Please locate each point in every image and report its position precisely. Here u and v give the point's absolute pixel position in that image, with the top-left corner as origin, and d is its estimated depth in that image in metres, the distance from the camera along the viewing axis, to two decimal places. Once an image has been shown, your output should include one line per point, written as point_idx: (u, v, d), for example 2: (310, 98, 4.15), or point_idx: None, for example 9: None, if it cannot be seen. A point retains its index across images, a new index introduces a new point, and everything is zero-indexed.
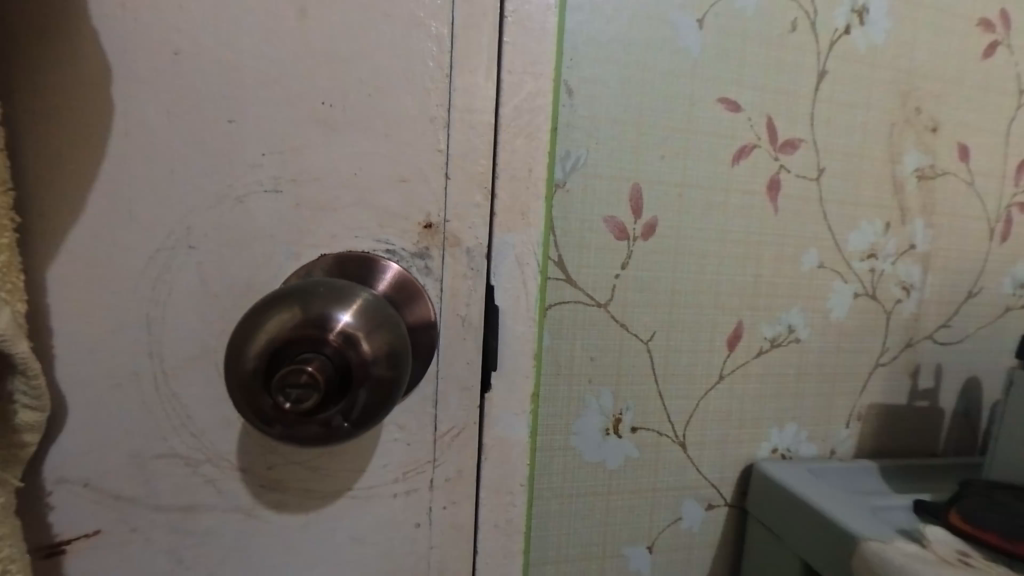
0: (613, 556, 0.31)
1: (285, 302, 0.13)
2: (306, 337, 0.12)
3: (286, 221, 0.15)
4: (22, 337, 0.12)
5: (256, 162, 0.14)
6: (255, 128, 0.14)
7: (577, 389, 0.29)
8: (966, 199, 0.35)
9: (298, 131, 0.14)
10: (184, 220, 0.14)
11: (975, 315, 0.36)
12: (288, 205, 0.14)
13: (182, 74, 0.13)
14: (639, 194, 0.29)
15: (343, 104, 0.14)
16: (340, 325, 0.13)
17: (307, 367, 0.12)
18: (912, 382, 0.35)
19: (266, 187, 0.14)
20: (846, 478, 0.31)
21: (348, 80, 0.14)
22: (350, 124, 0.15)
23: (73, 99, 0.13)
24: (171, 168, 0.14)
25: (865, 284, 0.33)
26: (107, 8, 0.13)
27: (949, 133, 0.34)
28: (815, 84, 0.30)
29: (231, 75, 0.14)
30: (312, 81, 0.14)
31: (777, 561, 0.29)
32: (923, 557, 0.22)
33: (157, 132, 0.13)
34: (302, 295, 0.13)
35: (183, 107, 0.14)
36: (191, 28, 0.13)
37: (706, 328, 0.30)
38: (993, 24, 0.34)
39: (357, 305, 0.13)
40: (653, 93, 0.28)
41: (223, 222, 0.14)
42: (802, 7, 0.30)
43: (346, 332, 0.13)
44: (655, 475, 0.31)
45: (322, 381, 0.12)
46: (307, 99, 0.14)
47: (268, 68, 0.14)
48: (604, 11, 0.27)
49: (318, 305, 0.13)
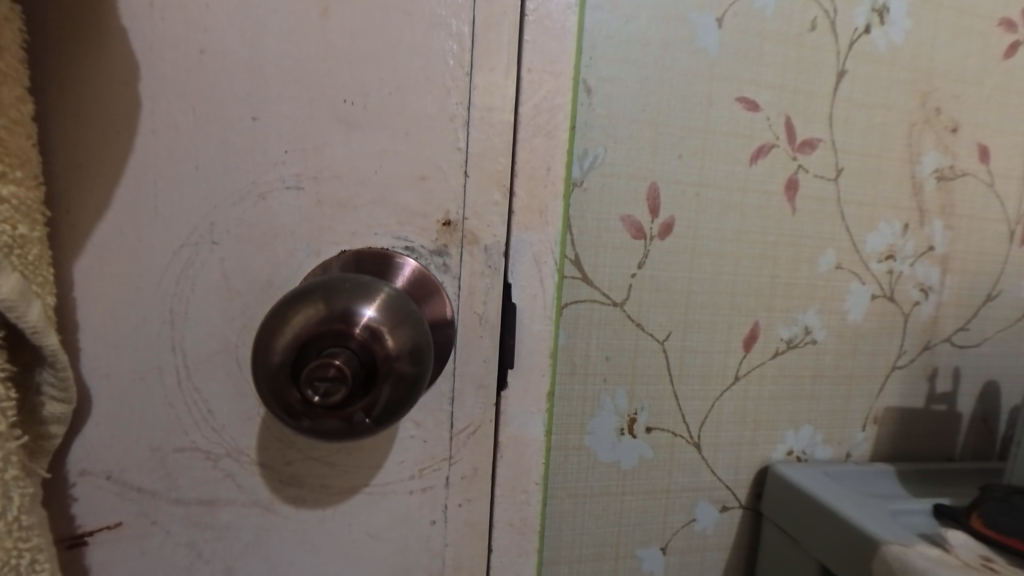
0: (627, 557, 0.31)
1: (310, 296, 0.13)
2: (332, 332, 0.12)
3: (307, 217, 0.15)
4: (51, 330, 0.12)
5: (279, 159, 0.14)
6: (279, 126, 0.14)
7: (592, 388, 0.29)
8: (985, 201, 0.34)
9: (321, 128, 0.14)
10: (208, 217, 0.14)
11: (994, 318, 0.35)
12: (310, 202, 0.15)
13: (208, 72, 0.14)
14: (654, 193, 0.28)
15: (365, 103, 0.15)
16: (365, 320, 0.13)
17: (334, 361, 0.12)
18: (929, 385, 0.35)
19: (289, 184, 0.14)
20: (862, 481, 0.31)
21: (369, 78, 0.14)
22: (371, 121, 0.15)
23: (101, 95, 0.13)
24: (196, 164, 0.14)
25: (883, 286, 0.33)
26: (136, 5, 0.13)
27: (969, 133, 0.33)
28: (834, 84, 0.30)
29: (256, 73, 0.14)
30: (336, 80, 0.14)
31: (792, 565, 0.29)
32: (945, 561, 0.22)
33: (183, 129, 0.14)
34: (328, 290, 0.13)
35: (208, 105, 0.14)
36: (217, 27, 0.14)
37: (722, 328, 0.30)
38: (1015, 24, 0.33)
39: (380, 301, 0.13)
40: (670, 92, 0.28)
41: (247, 219, 0.14)
42: (821, 6, 0.29)
43: (370, 327, 0.13)
44: (669, 476, 0.31)
45: (349, 375, 0.12)
46: (330, 97, 0.14)
47: (292, 66, 0.14)
48: (623, 10, 0.27)
49: (343, 300, 0.13)
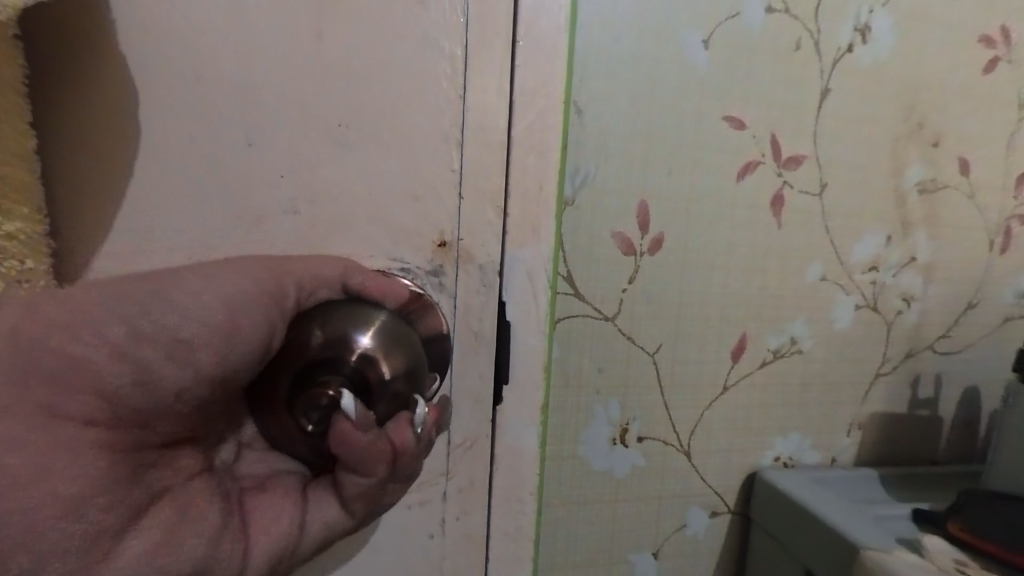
0: (621, 562, 0.32)
1: (309, 325, 0.14)
2: (330, 358, 0.14)
3: (302, 241, 0.15)
4: None
5: (274, 185, 0.15)
6: (273, 150, 0.15)
7: (585, 399, 0.30)
8: (967, 212, 0.35)
9: (315, 151, 0.15)
10: (204, 243, 0.15)
11: (976, 325, 0.36)
12: (303, 226, 0.15)
13: (204, 96, 0.14)
14: (645, 209, 0.29)
15: (356, 124, 0.15)
16: (359, 345, 0.14)
17: (328, 387, 0.13)
18: (912, 392, 0.36)
19: (284, 211, 0.15)
20: (848, 486, 0.32)
21: (362, 102, 0.15)
22: (364, 143, 0.15)
23: (95, 124, 0.13)
24: (194, 188, 0.14)
25: (867, 296, 0.34)
26: (131, 34, 0.13)
27: (951, 147, 0.34)
28: (819, 100, 0.31)
29: (250, 98, 0.14)
30: (328, 104, 0.15)
31: (779, 567, 0.30)
32: (923, 566, 0.23)
33: (181, 156, 0.14)
34: (327, 318, 0.14)
35: (209, 130, 0.14)
36: (210, 53, 0.14)
37: (712, 339, 0.31)
38: (995, 40, 0.34)
39: (373, 327, 0.14)
40: (660, 111, 0.29)
41: (244, 244, 0.15)
42: (806, 26, 0.30)
43: (365, 352, 0.14)
44: (662, 483, 0.32)
45: (343, 397, 0.13)
46: (324, 120, 0.15)
47: (289, 92, 0.14)
48: (613, 31, 0.28)
49: (339, 327, 0.14)
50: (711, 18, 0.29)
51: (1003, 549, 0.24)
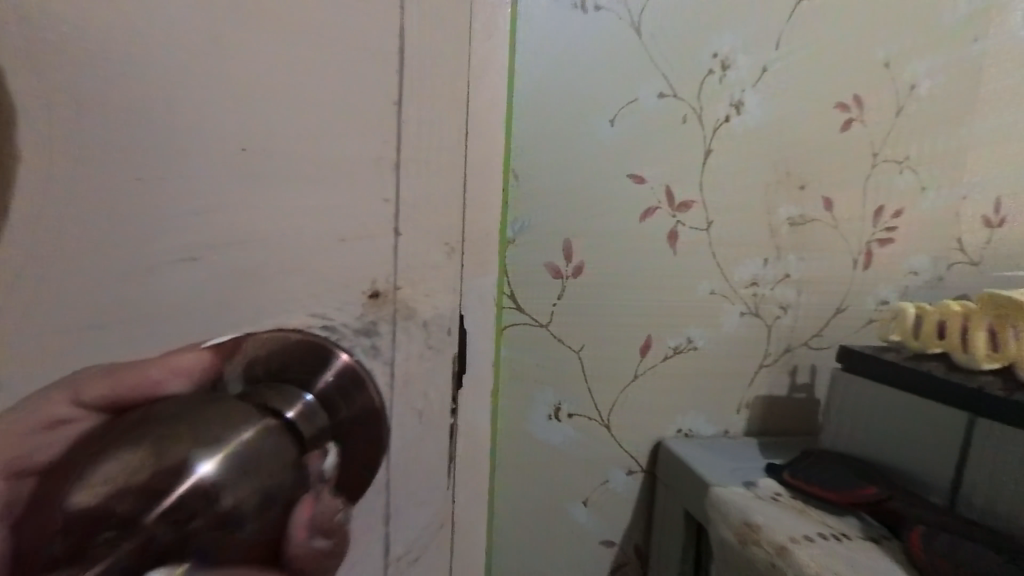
0: (559, 510, 0.42)
1: (139, 445, 0.12)
2: (146, 490, 0.12)
3: (209, 287, 0.15)
4: None
5: (171, 218, 0.14)
6: (178, 175, 0.14)
7: (527, 387, 0.40)
8: (833, 238, 0.45)
9: (222, 174, 0.15)
10: (82, 282, 0.14)
11: (843, 326, 0.46)
12: (205, 272, 0.15)
13: (84, 117, 0.13)
14: (569, 246, 0.39)
15: (260, 147, 0.15)
16: (197, 476, 0.12)
17: (124, 541, 0.11)
18: (791, 377, 0.46)
19: (179, 255, 0.15)
20: (731, 449, 0.42)
21: (262, 124, 0.15)
22: (272, 167, 0.15)
23: None
24: (83, 223, 0.14)
25: (750, 305, 0.44)
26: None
27: (816, 190, 0.44)
28: (703, 159, 0.41)
29: (136, 117, 0.14)
30: (228, 126, 0.15)
31: (672, 508, 0.40)
32: (742, 494, 0.33)
33: (64, 186, 0.13)
34: (161, 441, 0.12)
35: (67, 165, 0.13)
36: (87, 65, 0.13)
37: (624, 341, 0.41)
38: (849, 106, 0.44)
39: (223, 453, 0.13)
40: (578, 173, 0.39)
41: (141, 285, 0.14)
42: (690, 105, 0.40)
43: (200, 486, 0.12)
44: (587, 449, 0.42)
45: (145, 551, 0.11)
46: (229, 142, 0.15)
47: (199, 115, 0.14)
48: (540, 119, 0.38)
49: (177, 452, 0.12)
50: (614, 105, 0.39)
51: (815, 486, 0.33)
